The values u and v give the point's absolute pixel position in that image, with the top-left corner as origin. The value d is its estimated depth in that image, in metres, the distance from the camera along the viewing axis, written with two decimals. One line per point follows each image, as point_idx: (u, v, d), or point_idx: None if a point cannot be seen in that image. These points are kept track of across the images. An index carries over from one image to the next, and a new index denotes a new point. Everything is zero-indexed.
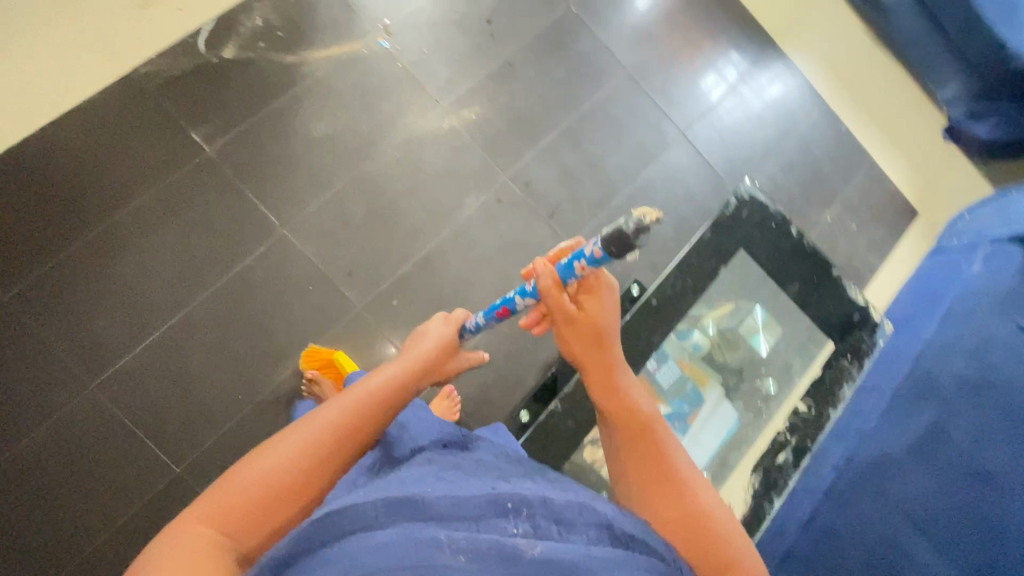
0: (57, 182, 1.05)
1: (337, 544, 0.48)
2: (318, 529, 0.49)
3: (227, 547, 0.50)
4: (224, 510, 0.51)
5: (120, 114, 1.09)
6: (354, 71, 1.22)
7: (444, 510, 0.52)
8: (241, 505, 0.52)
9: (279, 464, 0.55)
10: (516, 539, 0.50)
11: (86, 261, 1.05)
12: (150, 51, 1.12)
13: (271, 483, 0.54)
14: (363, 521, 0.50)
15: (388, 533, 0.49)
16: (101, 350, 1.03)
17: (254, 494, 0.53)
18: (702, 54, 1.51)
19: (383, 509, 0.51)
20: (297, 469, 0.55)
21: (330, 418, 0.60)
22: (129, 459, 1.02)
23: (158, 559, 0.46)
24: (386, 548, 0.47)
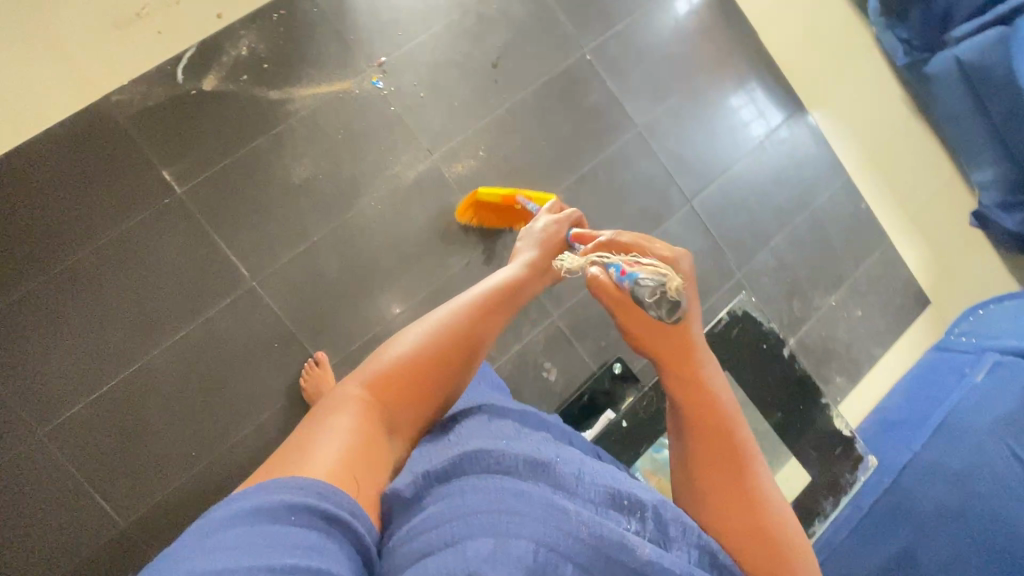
0: (18, 216, 0.99)
1: (473, 479, 0.46)
2: (462, 463, 0.48)
3: (378, 413, 0.55)
4: (373, 379, 0.56)
5: (84, 146, 1.02)
6: (342, 112, 1.14)
7: (577, 487, 0.47)
8: (387, 377, 0.57)
9: (415, 340, 0.60)
10: (628, 533, 0.45)
11: (40, 301, 1.00)
12: (124, 78, 1.04)
13: (406, 356, 0.59)
14: (501, 468, 0.47)
15: (522, 485, 0.45)
16: (52, 396, 0.99)
17: (406, 364, 0.58)
18: (725, 113, 1.40)
19: (520, 462, 0.48)
20: (437, 353, 0.61)
21: (458, 317, 0.64)
22: (72, 509, 0.99)
23: (321, 427, 0.50)
24: (521, 501, 0.44)
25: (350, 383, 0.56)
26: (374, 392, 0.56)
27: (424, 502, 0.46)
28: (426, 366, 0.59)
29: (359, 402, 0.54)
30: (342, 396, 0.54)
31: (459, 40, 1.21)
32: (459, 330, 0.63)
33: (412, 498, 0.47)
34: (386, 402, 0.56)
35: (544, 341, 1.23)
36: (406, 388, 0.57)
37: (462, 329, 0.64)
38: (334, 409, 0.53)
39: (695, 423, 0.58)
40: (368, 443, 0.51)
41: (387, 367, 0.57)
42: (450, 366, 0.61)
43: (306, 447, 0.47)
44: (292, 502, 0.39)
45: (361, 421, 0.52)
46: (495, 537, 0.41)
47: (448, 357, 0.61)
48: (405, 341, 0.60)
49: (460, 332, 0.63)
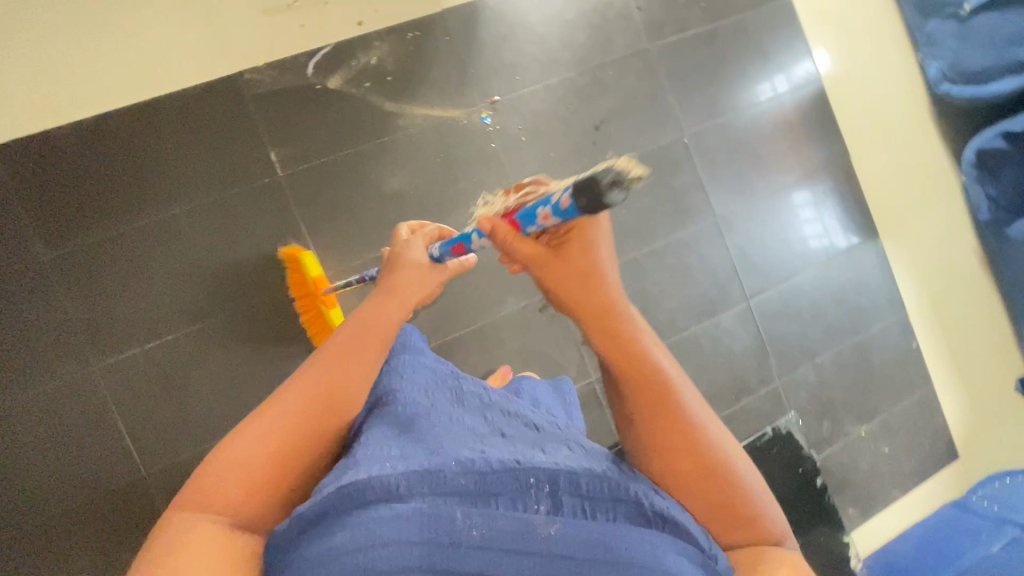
0: (131, 162, 1.05)
1: (354, 515, 0.49)
2: (342, 501, 0.50)
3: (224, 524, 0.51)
4: (198, 503, 0.51)
5: (206, 113, 1.08)
6: (446, 137, 1.19)
7: (472, 485, 0.51)
8: (210, 495, 0.51)
9: (245, 447, 0.53)
10: (532, 516, 0.49)
11: (126, 244, 1.05)
12: (260, 60, 1.11)
13: (236, 470, 0.52)
14: (380, 497, 0.50)
15: (406, 505, 0.49)
16: (116, 336, 1.04)
17: (251, 468, 0.53)
18: (801, 223, 1.42)
19: (402, 480, 0.51)
20: (293, 438, 0.55)
21: (293, 410, 0.56)
22: (101, 446, 1.03)
23: (167, 556, 0.47)
24: (395, 525, 0.48)
25: (192, 508, 0.50)
26: (224, 506, 0.51)
27: (308, 541, 0.49)
28: (286, 454, 0.55)
29: (213, 526, 0.50)
30: (188, 526, 0.49)
31: (569, 97, 1.26)
32: (292, 420, 0.56)
33: (299, 536, 0.50)
34: (243, 513, 0.52)
35: (576, 399, 1.25)
36: (263, 487, 0.53)
37: (325, 401, 0.58)
38: (185, 541, 0.48)
39: (653, 405, 0.55)
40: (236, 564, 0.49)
41: (216, 484, 0.51)
42: (307, 453, 0.56)
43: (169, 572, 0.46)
44: None
45: (218, 543, 0.49)
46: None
47: (305, 439, 0.56)
48: (228, 461, 0.52)
49: (292, 416, 0.56)
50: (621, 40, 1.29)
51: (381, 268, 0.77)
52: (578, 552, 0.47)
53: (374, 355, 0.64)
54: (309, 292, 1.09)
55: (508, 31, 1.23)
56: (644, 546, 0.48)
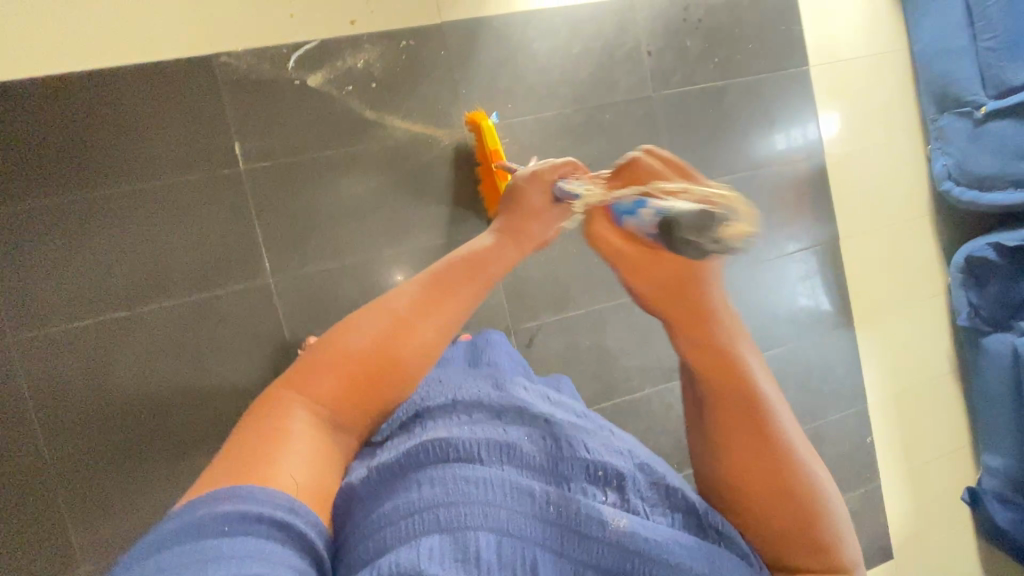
0: (87, 129, 1.00)
1: (432, 470, 0.46)
2: (421, 457, 0.47)
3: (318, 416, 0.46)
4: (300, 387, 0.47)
5: (173, 93, 1.03)
6: (424, 156, 1.13)
7: (546, 464, 0.47)
8: (310, 382, 0.47)
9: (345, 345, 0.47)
10: (602, 506, 0.45)
11: (68, 216, 1.00)
12: (240, 44, 1.05)
13: (328, 367, 0.47)
14: (460, 458, 0.47)
15: (484, 472, 0.45)
16: (43, 308, 0.99)
17: (337, 373, 0.47)
18: (779, 299, 1.38)
19: (482, 446, 0.48)
20: (369, 366, 0.47)
21: (382, 323, 0.48)
22: (7, 418, 0.99)
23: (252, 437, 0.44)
24: (478, 487, 0.44)
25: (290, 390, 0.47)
26: (319, 398, 0.46)
27: (384, 498, 0.45)
28: (365, 379, 0.47)
29: (304, 417, 0.46)
30: (280, 417, 0.45)
31: (559, 134, 1.20)
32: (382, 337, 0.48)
33: (372, 492, 0.46)
34: (335, 414, 0.47)
35: None
36: (353, 395, 0.47)
37: (408, 338, 0.48)
38: (275, 434, 0.44)
39: (749, 414, 0.46)
40: (322, 464, 0.46)
41: (312, 375, 0.47)
42: (385, 389, 0.48)
43: (259, 463, 0.41)
44: (237, 512, 0.37)
45: (311, 435, 0.46)
46: (451, 536, 0.41)
47: (377, 371, 0.47)
48: (328, 361, 0.47)
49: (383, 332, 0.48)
50: (624, 83, 1.24)
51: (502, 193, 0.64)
52: (649, 546, 0.43)
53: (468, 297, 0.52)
54: (489, 167, 1.12)
55: (507, 55, 1.17)
56: (705, 561, 0.44)
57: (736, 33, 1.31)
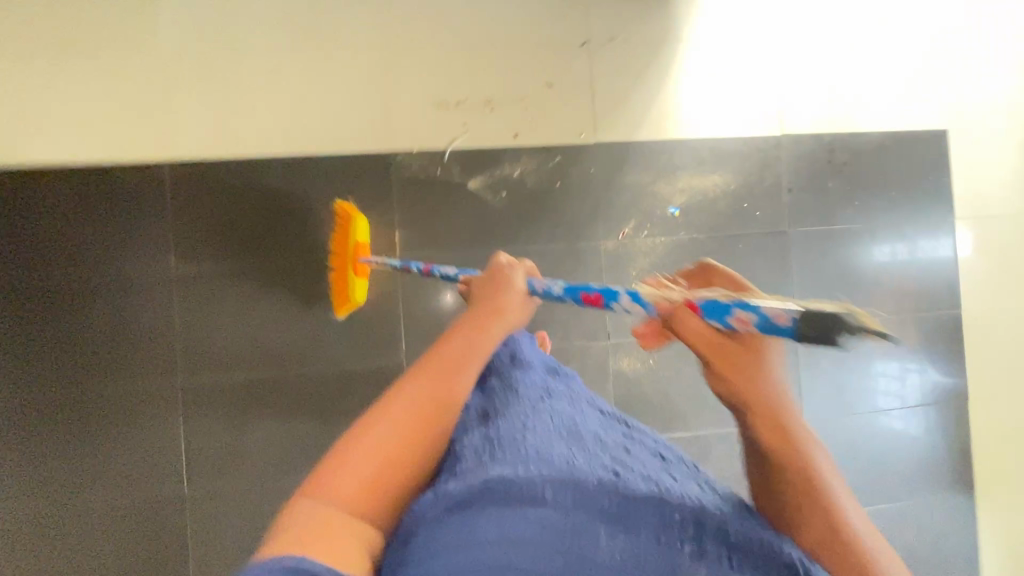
0: (272, 207, 1.13)
1: (498, 509, 0.42)
2: (486, 490, 0.43)
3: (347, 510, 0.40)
4: (330, 480, 0.41)
5: (353, 183, 1.15)
6: (561, 264, 1.20)
7: (619, 513, 0.44)
8: (342, 471, 0.41)
9: (375, 429, 0.43)
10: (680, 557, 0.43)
11: (242, 280, 1.13)
12: (415, 145, 1.17)
13: (362, 452, 0.42)
14: (530, 496, 0.43)
15: (557, 522, 0.42)
16: (206, 358, 1.11)
17: (362, 462, 0.41)
18: (895, 452, 1.31)
19: (564, 496, 0.44)
20: (410, 438, 0.43)
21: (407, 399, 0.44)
22: (158, 452, 1.10)
23: (284, 546, 0.37)
24: (550, 540, 0.41)
25: (316, 488, 0.41)
26: (339, 494, 0.41)
27: (444, 525, 0.40)
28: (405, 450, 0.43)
29: (334, 517, 0.40)
30: (304, 518, 0.39)
31: (690, 257, 1.23)
32: (398, 422, 0.43)
33: (439, 518, 0.41)
34: (359, 505, 0.41)
35: None
36: (382, 484, 0.42)
37: (445, 392, 0.45)
38: (306, 531, 0.38)
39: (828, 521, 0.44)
40: (357, 556, 0.39)
41: (346, 467, 0.41)
42: (421, 459, 0.44)
43: (301, 554, 0.36)
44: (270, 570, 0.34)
45: (342, 528, 0.39)
46: None
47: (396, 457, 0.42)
48: (360, 438, 0.42)
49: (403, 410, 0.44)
50: (760, 215, 1.26)
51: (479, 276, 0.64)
52: None
53: (480, 354, 0.49)
54: (347, 262, 1.07)
55: (652, 178, 1.23)
56: None
57: (881, 178, 1.30)
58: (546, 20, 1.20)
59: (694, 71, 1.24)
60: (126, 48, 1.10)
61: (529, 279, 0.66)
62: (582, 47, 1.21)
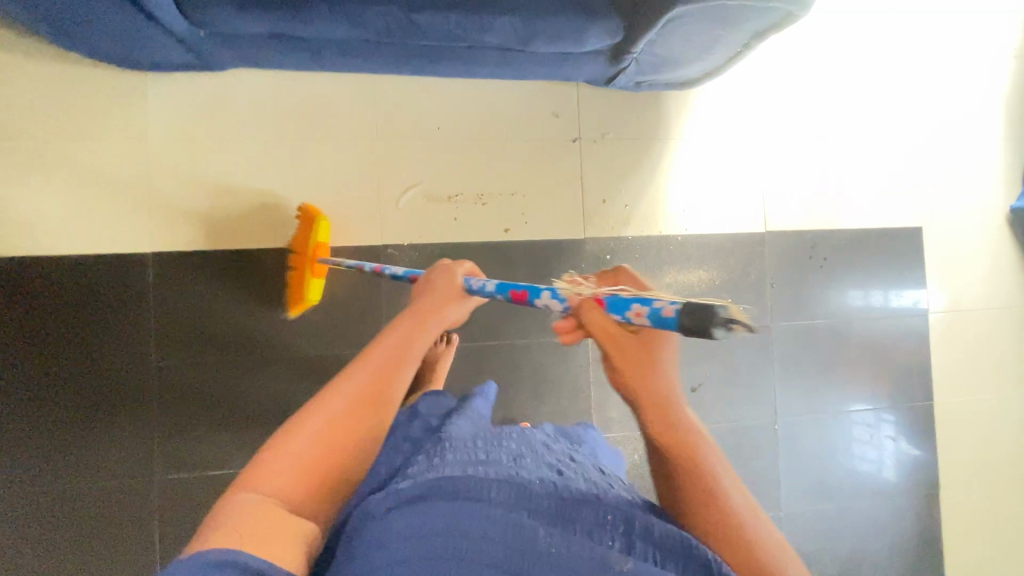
0: (256, 299, 1.12)
1: (442, 501, 0.53)
2: (434, 488, 0.54)
3: (277, 502, 0.47)
4: (263, 477, 0.49)
5: (339, 277, 1.14)
6: (548, 359, 1.20)
7: (558, 513, 0.53)
8: (278, 466, 0.49)
9: (316, 427, 0.52)
10: (608, 551, 0.50)
11: (222, 372, 1.11)
12: (405, 238, 1.17)
13: (296, 448, 0.50)
14: (475, 493, 0.54)
15: (497, 512, 0.52)
16: (184, 453, 1.09)
17: (293, 460, 0.50)
18: (872, 543, 1.33)
19: (495, 489, 0.54)
20: (335, 429, 0.52)
21: (341, 399, 0.54)
22: (128, 554, 1.06)
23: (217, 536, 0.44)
24: (483, 521, 0.51)
25: (247, 488, 0.48)
26: (270, 489, 0.48)
27: (396, 513, 0.52)
28: (319, 451, 0.51)
29: (265, 505, 0.47)
30: (239, 506, 0.46)
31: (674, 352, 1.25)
32: (336, 411, 0.53)
33: (388, 509, 0.53)
34: (293, 496, 0.48)
35: None
36: (313, 475, 0.50)
37: (356, 411, 0.54)
38: (238, 521, 0.45)
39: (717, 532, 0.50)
40: (288, 538, 0.45)
41: (282, 463, 0.49)
42: (340, 450, 0.52)
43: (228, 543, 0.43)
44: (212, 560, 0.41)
45: (273, 516, 0.46)
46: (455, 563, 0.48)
47: (322, 454, 0.51)
48: (301, 432, 0.51)
49: (338, 407, 0.53)
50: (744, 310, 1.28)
51: (415, 288, 0.74)
52: None
53: (410, 350, 0.60)
54: (308, 258, 1.06)
55: (638, 272, 1.24)
56: None
57: (859, 274, 1.34)
58: (540, 115, 1.21)
59: (681, 169, 1.26)
60: (109, 136, 1.07)
61: (464, 277, 0.73)
62: (574, 143, 1.23)
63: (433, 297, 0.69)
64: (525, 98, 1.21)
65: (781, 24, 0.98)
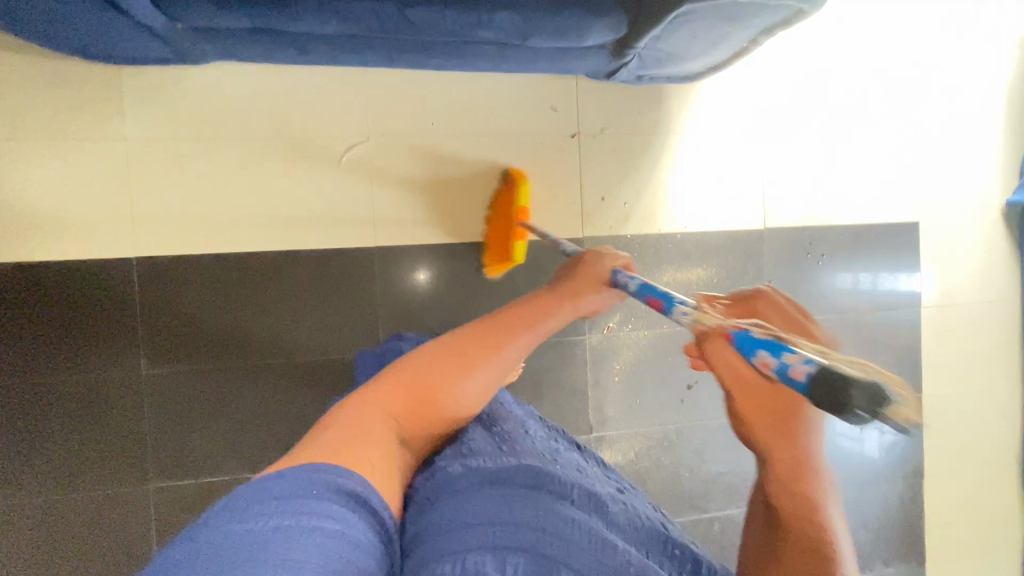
0: (249, 304, 1.09)
1: (534, 493, 0.47)
2: (516, 475, 0.48)
3: (393, 422, 0.48)
4: (388, 395, 0.49)
5: (333, 280, 1.12)
6: (546, 360, 1.19)
7: (634, 531, 0.50)
8: (400, 388, 0.50)
9: (440, 362, 0.52)
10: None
11: (216, 379, 1.08)
12: (400, 239, 1.14)
13: (423, 379, 0.51)
14: (558, 490, 0.48)
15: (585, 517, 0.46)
16: (180, 460, 1.08)
17: (415, 385, 0.51)
18: (857, 530, 1.38)
19: (581, 495, 0.49)
20: (456, 374, 0.52)
21: (472, 347, 0.53)
22: (127, 560, 1.06)
23: (324, 444, 0.41)
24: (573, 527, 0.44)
25: (371, 399, 0.49)
26: (388, 408, 0.48)
27: (474, 495, 0.45)
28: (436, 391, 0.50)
29: (382, 421, 0.47)
30: (361, 418, 0.46)
31: (671, 350, 1.26)
32: (466, 358, 0.53)
33: (468, 488, 0.46)
34: (403, 421, 0.49)
35: None
36: (422, 407, 0.51)
37: (477, 359, 0.53)
38: (354, 429, 0.45)
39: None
40: (389, 461, 0.45)
41: (404, 385, 0.50)
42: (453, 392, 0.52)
43: (343, 449, 0.42)
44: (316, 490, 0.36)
45: (380, 434, 0.46)
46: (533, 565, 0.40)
47: (434, 392, 0.51)
48: (431, 363, 0.52)
49: (469, 353, 0.53)
50: None
51: (560, 270, 0.74)
52: None
53: (539, 318, 0.58)
54: (509, 216, 1.13)
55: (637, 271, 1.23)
56: None
57: (857, 270, 1.33)
58: (538, 110, 1.17)
59: (682, 165, 1.24)
60: (84, 132, 1.01)
61: (614, 269, 0.74)
62: (573, 139, 1.19)
63: (580, 283, 0.69)
64: (522, 92, 1.17)
65: (789, 20, 0.95)
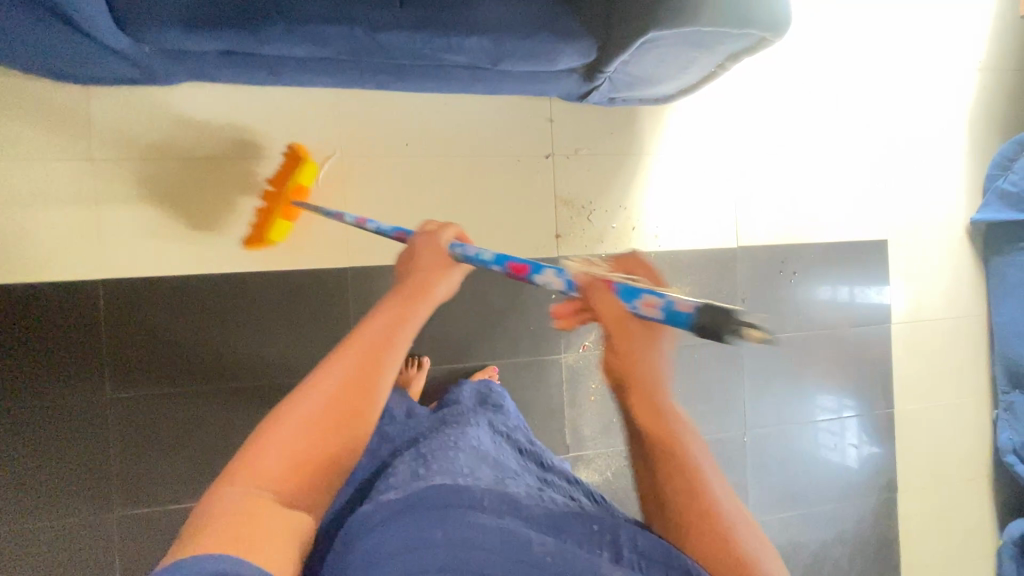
0: (219, 327, 1.07)
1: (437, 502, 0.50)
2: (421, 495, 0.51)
3: (269, 498, 0.40)
4: (257, 471, 0.41)
5: (306, 300, 1.11)
6: (521, 379, 1.19)
7: (547, 519, 0.51)
8: (267, 459, 0.41)
9: (303, 416, 0.43)
10: (600, 559, 0.48)
11: (183, 403, 1.06)
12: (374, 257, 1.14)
13: (291, 442, 0.42)
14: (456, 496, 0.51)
15: (489, 519, 0.49)
16: (144, 487, 1.05)
17: (283, 452, 0.42)
18: (833, 545, 1.38)
19: (487, 497, 0.51)
20: (327, 420, 0.43)
21: (334, 384, 0.44)
22: None
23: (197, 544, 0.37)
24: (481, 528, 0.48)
25: (236, 480, 0.41)
26: (262, 483, 0.41)
27: (381, 521, 0.48)
28: (331, 430, 0.43)
29: (259, 502, 0.40)
30: (229, 503, 0.39)
31: None
32: (330, 400, 0.44)
33: (376, 515, 0.49)
34: (285, 491, 0.41)
35: None
36: (302, 469, 0.42)
37: (345, 396, 0.44)
38: (232, 518, 0.38)
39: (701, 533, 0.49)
40: (283, 543, 0.39)
41: (271, 454, 0.41)
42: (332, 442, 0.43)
43: (224, 548, 0.36)
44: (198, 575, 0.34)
45: (266, 517, 0.39)
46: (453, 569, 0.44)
47: (310, 449, 0.42)
48: (294, 422, 0.42)
49: (334, 395, 0.44)
50: None
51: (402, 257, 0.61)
52: None
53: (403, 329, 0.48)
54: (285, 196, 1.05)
55: None
56: None
57: (829, 287, 1.36)
58: (513, 130, 1.18)
59: (655, 184, 1.26)
60: (50, 153, 1.00)
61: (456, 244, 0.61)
62: (548, 159, 1.20)
63: (440, 273, 0.57)
64: (497, 113, 1.18)
65: (754, 48, 0.97)
